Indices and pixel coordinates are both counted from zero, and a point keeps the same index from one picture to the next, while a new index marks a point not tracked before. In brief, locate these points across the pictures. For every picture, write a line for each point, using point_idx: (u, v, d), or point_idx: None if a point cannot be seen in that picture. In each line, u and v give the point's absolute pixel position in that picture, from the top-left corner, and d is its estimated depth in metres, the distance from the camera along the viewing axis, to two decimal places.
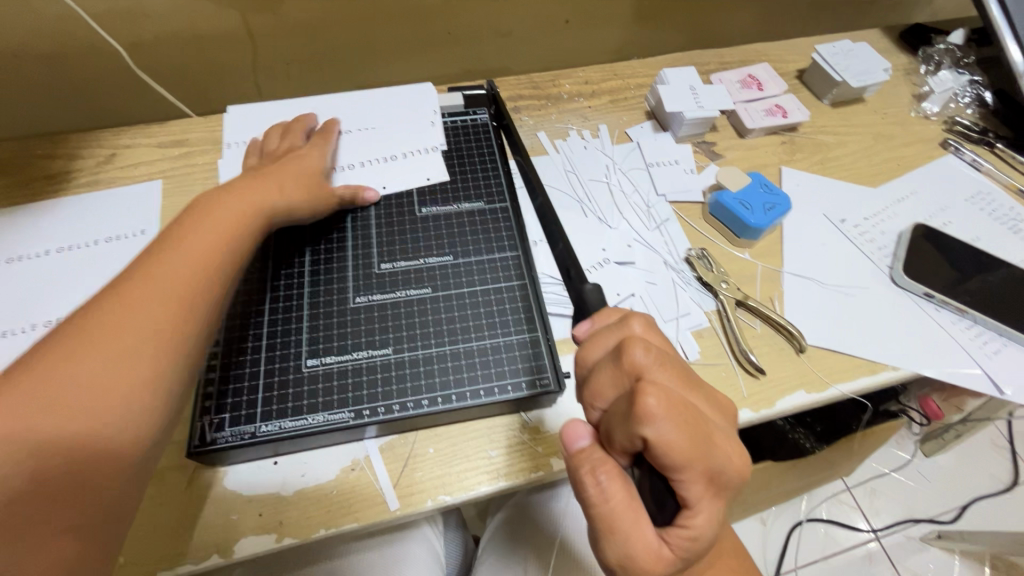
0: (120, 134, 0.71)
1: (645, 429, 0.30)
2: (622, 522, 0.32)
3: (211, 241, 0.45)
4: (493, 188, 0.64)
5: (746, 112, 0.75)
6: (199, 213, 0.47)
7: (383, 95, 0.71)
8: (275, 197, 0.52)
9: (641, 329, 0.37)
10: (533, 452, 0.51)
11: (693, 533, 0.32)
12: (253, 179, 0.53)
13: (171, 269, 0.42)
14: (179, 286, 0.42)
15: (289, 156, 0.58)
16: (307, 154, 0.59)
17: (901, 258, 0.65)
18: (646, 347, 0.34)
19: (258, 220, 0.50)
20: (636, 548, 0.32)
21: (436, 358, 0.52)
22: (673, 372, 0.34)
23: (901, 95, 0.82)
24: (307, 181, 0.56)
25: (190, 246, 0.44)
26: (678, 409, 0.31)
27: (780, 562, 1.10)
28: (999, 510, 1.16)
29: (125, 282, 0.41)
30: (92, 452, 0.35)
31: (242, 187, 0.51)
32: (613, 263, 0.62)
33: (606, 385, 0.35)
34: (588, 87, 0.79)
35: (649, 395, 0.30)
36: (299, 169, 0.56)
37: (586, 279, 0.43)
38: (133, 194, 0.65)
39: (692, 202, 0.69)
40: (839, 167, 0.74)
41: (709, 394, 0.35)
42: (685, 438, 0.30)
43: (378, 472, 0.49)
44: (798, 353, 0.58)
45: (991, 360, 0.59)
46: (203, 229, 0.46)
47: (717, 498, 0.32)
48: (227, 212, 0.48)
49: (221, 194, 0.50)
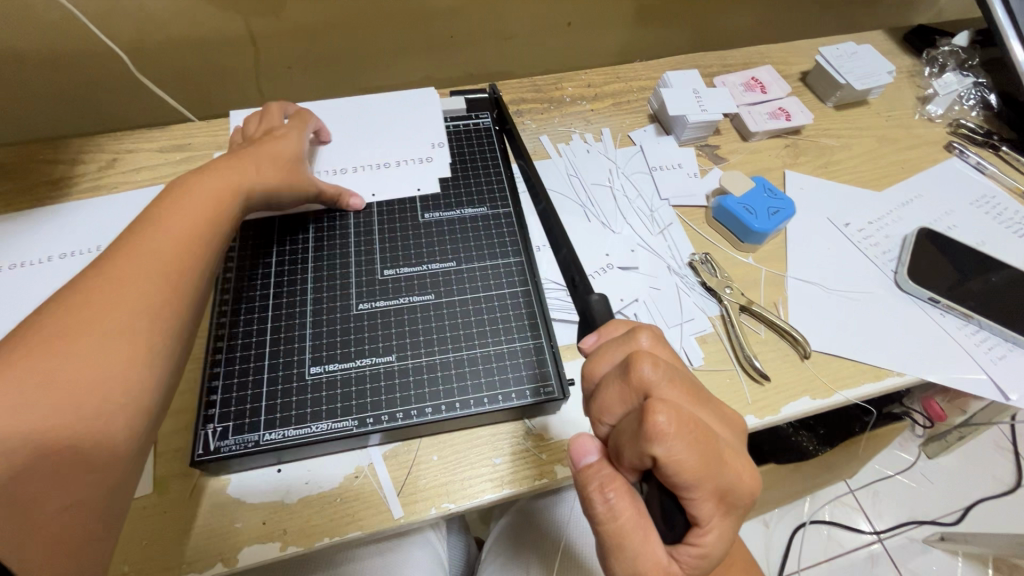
0: (122, 139, 0.70)
1: (655, 448, 0.30)
2: (632, 540, 0.32)
3: (188, 220, 0.43)
4: (496, 193, 0.64)
5: (750, 115, 0.74)
6: (171, 194, 0.45)
7: (385, 99, 0.70)
8: (250, 175, 0.50)
9: (649, 343, 0.36)
10: (537, 460, 0.50)
11: (702, 550, 0.32)
12: (231, 158, 0.50)
13: (151, 249, 0.40)
14: (160, 264, 0.40)
15: (264, 138, 0.56)
16: (284, 138, 0.57)
17: (905, 262, 0.65)
18: (655, 362, 0.33)
19: (235, 199, 0.48)
20: (645, 565, 0.32)
21: (439, 365, 0.52)
22: (682, 388, 0.33)
23: (905, 98, 0.82)
24: (284, 164, 0.54)
25: (167, 225, 0.42)
26: (689, 426, 0.30)
27: (783, 563, 1.10)
28: (1002, 512, 1.16)
29: (100, 266, 0.39)
30: (90, 427, 0.34)
31: (215, 167, 0.49)
32: (616, 268, 0.62)
33: (614, 400, 0.34)
34: (591, 90, 0.79)
35: (660, 414, 0.30)
36: (276, 151, 0.54)
37: (592, 290, 0.42)
38: (134, 200, 0.65)
39: (695, 206, 0.69)
40: (843, 170, 0.74)
41: (719, 409, 0.35)
42: (696, 457, 0.30)
43: (382, 480, 0.49)
44: (803, 359, 0.58)
45: (997, 366, 0.59)
46: (177, 209, 0.44)
47: (729, 516, 0.32)
48: (203, 190, 0.46)
49: (193, 174, 0.47)
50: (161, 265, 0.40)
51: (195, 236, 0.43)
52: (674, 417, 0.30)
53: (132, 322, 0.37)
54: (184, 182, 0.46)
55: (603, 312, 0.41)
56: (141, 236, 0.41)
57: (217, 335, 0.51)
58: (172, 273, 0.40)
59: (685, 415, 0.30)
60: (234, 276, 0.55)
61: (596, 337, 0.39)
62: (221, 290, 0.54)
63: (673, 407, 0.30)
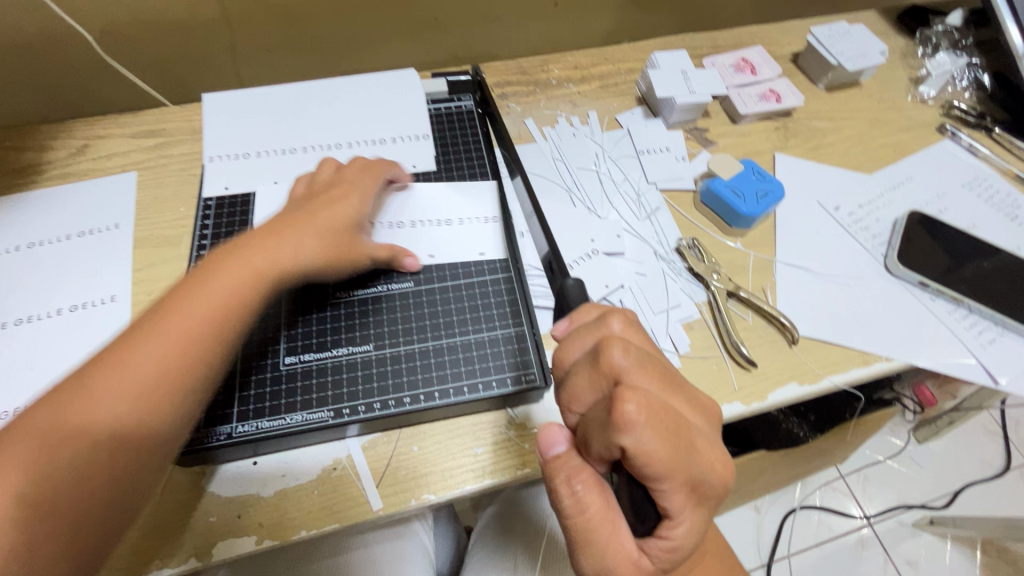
0: (93, 124, 0.68)
1: (624, 438, 0.29)
2: (599, 534, 0.32)
3: (191, 328, 0.40)
4: (477, 177, 0.62)
5: (738, 97, 0.73)
6: (192, 282, 0.42)
7: (364, 80, 0.68)
8: (283, 260, 0.45)
9: (621, 328, 0.35)
10: (520, 449, 0.50)
11: (674, 543, 0.31)
12: (296, 214, 0.48)
13: (138, 365, 0.38)
14: (141, 383, 0.37)
15: (325, 195, 0.51)
16: (345, 203, 0.51)
17: (895, 246, 0.64)
18: (626, 347, 0.32)
19: (256, 290, 0.43)
20: (614, 559, 0.32)
21: (419, 354, 0.51)
22: (655, 375, 0.32)
23: (898, 78, 0.80)
24: (335, 232, 0.49)
25: (163, 333, 0.39)
26: (659, 414, 0.29)
27: (773, 549, 1.10)
28: (990, 495, 1.17)
29: (146, 321, 0.40)
30: (95, 481, 0.35)
31: (249, 245, 0.45)
32: (602, 253, 0.61)
33: (584, 388, 0.33)
34: (577, 72, 0.77)
35: (629, 403, 0.29)
36: (328, 216, 0.49)
37: (568, 274, 0.41)
38: (105, 188, 0.63)
39: (684, 190, 0.67)
40: (834, 153, 0.72)
41: (693, 396, 0.34)
42: (665, 447, 0.29)
43: (360, 471, 0.48)
44: (790, 344, 0.57)
45: (986, 350, 0.59)
46: (187, 307, 0.40)
47: (702, 507, 0.31)
48: (218, 287, 0.42)
49: (225, 255, 0.44)
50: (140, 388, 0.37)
51: (191, 349, 0.39)
52: (643, 405, 0.29)
53: (131, 405, 0.37)
54: (211, 268, 0.43)
55: (580, 298, 0.40)
56: (138, 342, 0.39)
57: None
58: (148, 394, 0.37)
59: (655, 403, 0.29)
60: None
61: (568, 322, 0.37)
62: None
63: (643, 395, 0.29)
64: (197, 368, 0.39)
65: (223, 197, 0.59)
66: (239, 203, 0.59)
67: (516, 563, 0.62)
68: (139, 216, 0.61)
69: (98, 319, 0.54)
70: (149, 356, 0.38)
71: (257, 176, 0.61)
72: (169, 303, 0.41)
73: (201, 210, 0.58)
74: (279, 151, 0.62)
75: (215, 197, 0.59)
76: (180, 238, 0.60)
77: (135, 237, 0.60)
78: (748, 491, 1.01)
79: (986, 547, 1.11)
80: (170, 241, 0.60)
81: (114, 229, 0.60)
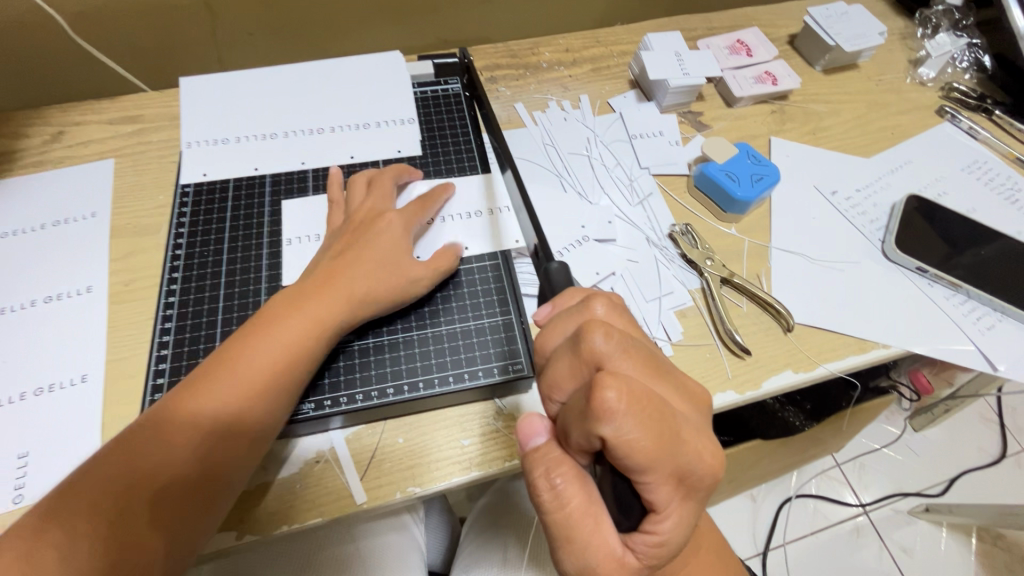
0: (68, 111, 0.65)
1: (603, 428, 0.27)
2: (581, 530, 0.31)
3: (256, 384, 0.42)
4: (465, 162, 0.61)
5: (733, 80, 0.71)
6: (257, 332, 0.44)
7: (349, 63, 0.66)
8: (342, 313, 0.46)
9: (603, 312, 0.34)
10: (508, 440, 0.48)
11: (660, 539, 0.30)
12: (351, 251, 0.49)
13: (209, 409, 0.41)
14: (211, 436, 0.41)
15: (372, 227, 0.50)
16: (390, 223, 0.51)
17: (893, 231, 0.62)
18: (608, 332, 0.31)
19: (317, 340, 0.45)
20: (597, 556, 0.31)
21: (403, 344, 0.50)
22: (638, 361, 0.31)
23: (896, 60, 0.79)
24: (387, 272, 0.49)
25: (232, 385, 0.42)
26: (642, 402, 0.28)
27: (769, 538, 1.10)
28: (985, 482, 1.16)
29: (220, 361, 0.43)
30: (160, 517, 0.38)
31: (312, 293, 0.46)
32: (593, 240, 0.59)
33: (565, 376, 0.32)
34: (569, 55, 0.75)
35: (609, 390, 0.27)
36: (379, 255, 0.49)
37: (552, 257, 0.39)
38: (81, 176, 0.61)
39: (677, 175, 0.65)
40: (831, 137, 0.71)
41: (680, 382, 0.32)
42: (648, 437, 0.28)
43: (343, 464, 0.47)
44: (786, 332, 0.55)
45: (984, 336, 0.57)
46: (251, 360, 0.43)
47: (690, 500, 0.30)
48: (282, 341, 0.44)
49: (288, 304, 0.45)
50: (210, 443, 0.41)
51: (256, 406, 0.42)
52: (624, 392, 0.28)
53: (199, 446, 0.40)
54: (276, 318, 0.45)
55: (564, 282, 0.38)
56: (209, 393, 0.42)
57: (165, 318, 0.51)
58: (218, 447, 0.41)
59: (637, 390, 0.28)
60: (182, 258, 0.54)
61: (550, 307, 0.37)
62: (171, 274, 0.53)
63: (624, 382, 0.28)
64: (262, 423, 0.42)
65: (202, 184, 0.58)
66: (218, 190, 0.58)
67: (506, 558, 0.60)
68: (116, 204, 0.59)
69: (74, 311, 0.53)
70: (220, 409, 0.41)
71: (238, 161, 0.59)
72: (235, 352, 0.43)
73: (178, 198, 0.57)
74: (261, 136, 0.61)
75: (194, 183, 0.58)
76: (159, 227, 0.58)
77: (112, 226, 0.58)
78: (743, 480, 1.00)
79: (981, 534, 1.11)
80: (149, 230, 0.58)
81: (91, 219, 0.58)
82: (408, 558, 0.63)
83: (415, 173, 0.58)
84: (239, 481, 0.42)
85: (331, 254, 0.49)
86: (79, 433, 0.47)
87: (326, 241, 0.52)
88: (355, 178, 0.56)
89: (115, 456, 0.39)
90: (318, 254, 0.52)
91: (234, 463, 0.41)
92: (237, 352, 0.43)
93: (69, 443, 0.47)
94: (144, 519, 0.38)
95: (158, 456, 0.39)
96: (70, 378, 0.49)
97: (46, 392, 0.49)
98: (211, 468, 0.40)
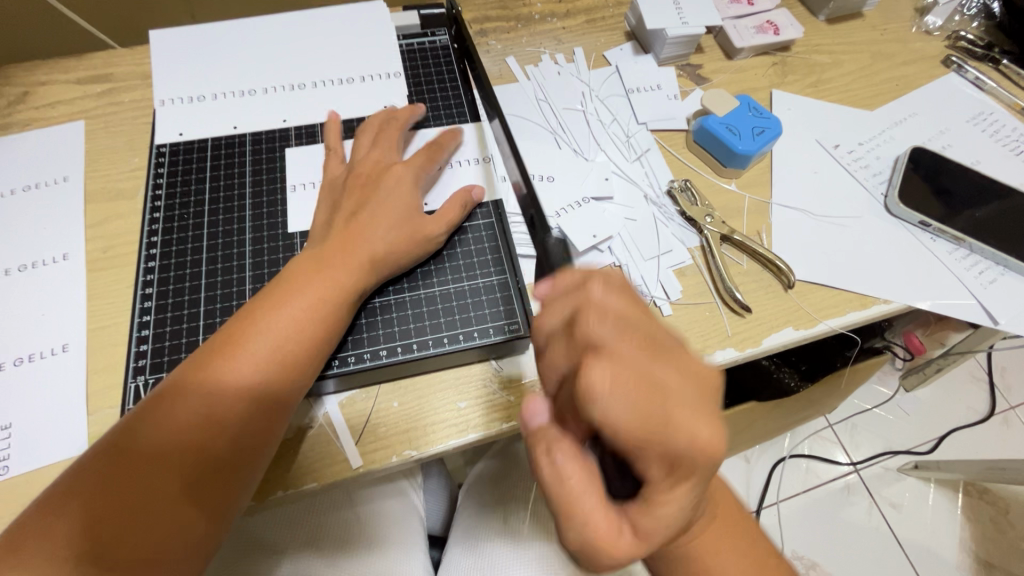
0: (33, 70, 0.61)
1: (591, 409, 0.31)
2: (581, 505, 0.32)
3: (271, 357, 0.41)
4: (455, 116, 0.58)
5: (734, 30, 0.68)
6: (270, 305, 0.42)
7: (325, 13, 0.62)
8: (360, 276, 0.45)
9: (602, 293, 0.35)
10: (506, 403, 0.47)
11: (658, 520, 0.32)
12: (363, 211, 0.47)
13: (217, 384, 0.39)
14: (221, 415, 0.39)
15: (382, 181, 0.49)
16: (399, 178, 0.49)
17: (896, 184, 0.60)
18: (603, 315, 0.34)
19: (330, 318, 0.43)
20: (594, 533, 0.32)
21: (396, 305, 0.48)
22: (634, 342, 0.33)
23: (903, 8, 0.75)
24: (403, 227, 0.47)
25: (242, 360, 0.40)
26: (628, 386, 0.31)
27: (763, 496, 1.12)
28: (973, 440, 1.18)
29: (231, 334, 0.41)
30: (159, 500, 0.36)
31: (326, 258, 0.45)
32: (591, 200, 0.57)
33: (560, 357, 0.35)
34: (562, 5, 0.71)
35: (594, 371, 0.31)
36: (394, 210, 0.47)
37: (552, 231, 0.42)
38: (51, 139, 0.58)
39: (675, 130, 0.63)
40: (835, 89, 0.68)
41: (684, 365, 0.33)
42: (632, 420, 0.30)
43: (339, 429, 0.46)
44: (786, 288, 0.54)
45: (985, 290, 0.57)
46: (256, 346, 0.40)
47: (688, 485, 0.31)
48: (294, 315, 0.42)
49: (301, 274, 0.44)
50: (222, 423, 0.39)
51: (268, 381, 0.40)
52: (611, 374, 0.31)
53: (204, 425, 0.38)
54: (286, 291, 0.43)
55: (560, 256, 0.42)
56: (217, 369, 0.40)
57: (146, 284, 0.49)
58: (230, 424, 0.39)
59: (625, 375, 0.31)
60: (161, 221, 0.52)
61: (549, 283, 0.38)
62: (149, 239, 0.51)
63: (605, 363, 0.31)
64: (276, 409, 0.41)
65: (178, 143, 0.56)
66: (195, 149, 0.55)
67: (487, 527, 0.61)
68: (89, 168, 0.56)
69: (49, 278, 0.51)
70: (230, 385, 0.40)
71: (215, 119, 0.57)
72: (247, 325, 0.41)
73: (154, 158, 0.55)
74: (238, 93, 0.58)
75: (169, 143, 0.56)
76: (135, 191, 0.55)
77: (86, 190, 0.55)
78: (738, 441, 1.01)
79: (968, 489, 1.14)
80: (124, 194, 0.55)
81: (63, 182, 0.55)
82: (390, 518, 0.63)
83: (420, 109, 0.56)
84: (258, 461, 0.40)
85: (341, 212, 0.48)
86: (62, 402, 0.46)
87: (330, 193, 0.50)
88: (366, 125, 0.54)
89: (130, 430, 0.38)
90: (321, 209, 0.49)
91: (247, 455, 0.39)
92: (248, 327, 0.41)
93: (51, 413, 0.45)
94: (153, 499, 0.36)
95: (166, 441, 0.37)
96: (51, 347, 0.48)
97: (26, 361, 0.47)
98: (221, 449, 0.38)
